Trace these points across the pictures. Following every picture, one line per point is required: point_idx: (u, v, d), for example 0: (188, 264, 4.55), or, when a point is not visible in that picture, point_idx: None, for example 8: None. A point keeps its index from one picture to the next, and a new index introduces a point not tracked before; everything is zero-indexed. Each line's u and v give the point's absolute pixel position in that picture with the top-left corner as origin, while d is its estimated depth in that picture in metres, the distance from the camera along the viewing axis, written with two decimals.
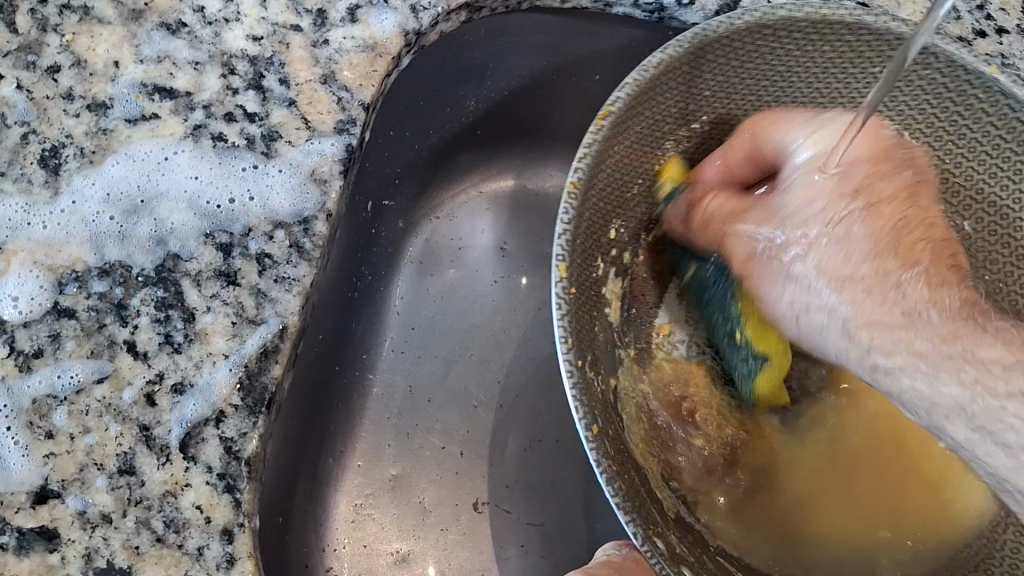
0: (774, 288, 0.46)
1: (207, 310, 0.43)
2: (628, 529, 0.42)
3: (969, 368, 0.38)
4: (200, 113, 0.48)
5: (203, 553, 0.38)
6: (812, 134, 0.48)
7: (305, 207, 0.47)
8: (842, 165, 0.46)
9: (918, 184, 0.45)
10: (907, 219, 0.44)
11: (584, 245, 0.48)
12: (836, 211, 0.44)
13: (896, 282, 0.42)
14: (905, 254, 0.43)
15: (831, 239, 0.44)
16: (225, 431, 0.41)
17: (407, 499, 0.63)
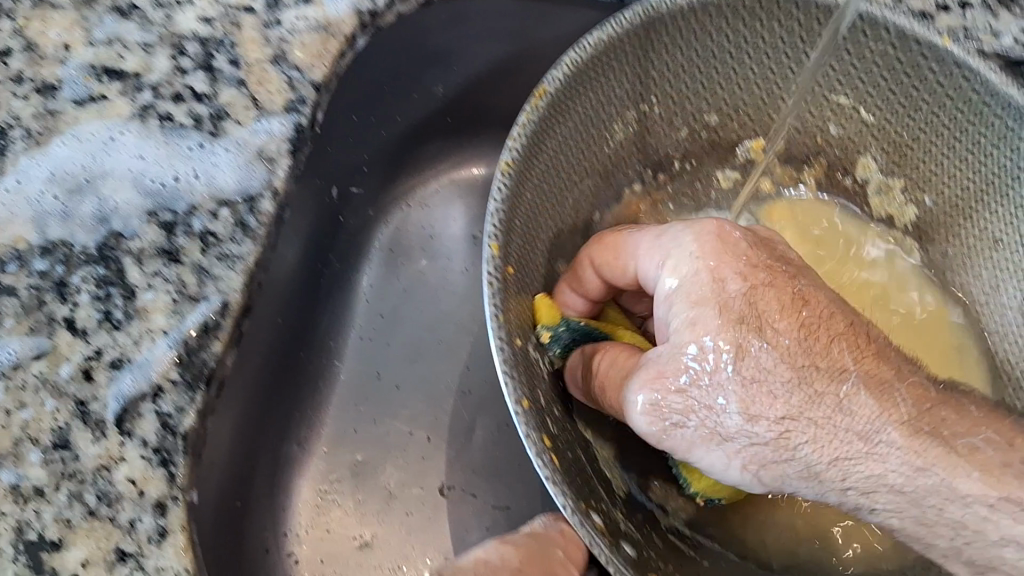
0: (703, 438, 0.40)
1: (148, 287, 0.43)
2: (558, 502, 0.40)
3: (952, 505, 0.39)
4: (148, 94, 0.48)
5: (135, 526, 0.38)
6: (679, 237, 0.44)
7: (251, 186, 0.46)
8: (715, 285, 0.41)
9: (800, 281, 0.42)
10: (811, 321, 0.40)
11: (522, 228, 0.47)
12: (737, 344, 0.39)
13: (838, 402, 0.39)
14: (828, 362, 0.40)
15: (743, 375, 0.39)
16: (162, 407, 0.40)
17: (372, 484, 0.63)
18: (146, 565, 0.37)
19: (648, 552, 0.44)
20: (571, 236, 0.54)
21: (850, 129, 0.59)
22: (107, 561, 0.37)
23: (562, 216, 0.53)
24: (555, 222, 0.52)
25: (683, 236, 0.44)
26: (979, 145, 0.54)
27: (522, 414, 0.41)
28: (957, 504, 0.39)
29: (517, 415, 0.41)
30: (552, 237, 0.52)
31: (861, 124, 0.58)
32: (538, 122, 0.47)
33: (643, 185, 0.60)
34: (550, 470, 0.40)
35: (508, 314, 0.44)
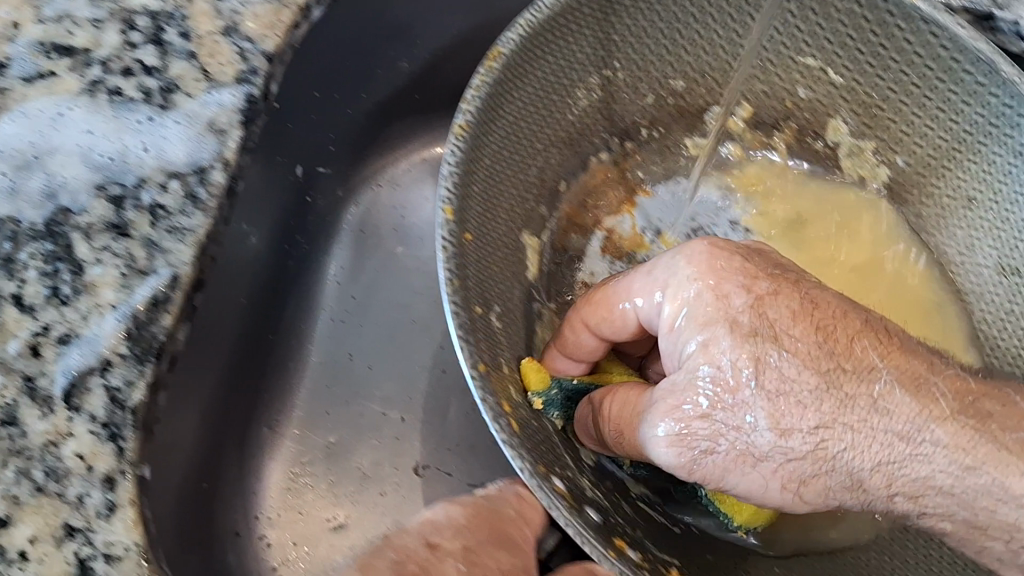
0: (736, 458, 0.38)
1: (96, 262, 0.42)
2: (516, 466, 0.39)
3: (1004, 506, 0.38)
4: (98, 69, 0.47)
5: (84, 502, 0.37)
6: (674, 262, 0.42)
7: (201, 157, 0.46)
8: (719, 306, 0.39)
9: (802, 285, 0.41)
10: (825, 323, 0.39)
11: (480, 195, 0.46)
12: (753, 360, 0.38)
13: (872, 404, 0.38)
14: (856, 363, 0.38)
15: (765, 390, 0.38)
16: (111, 380, 0.40)
17: (345, 465, 0.62)
18: (95, 540, 0.37)
19: (615, 518, 0.44)
20: (536, 205, 0.53)
21: (820, 92, 0.57)
22: (54, 537, 0.36)
23: (525, 184, 0.52)
24: (517, 190, 0.51)
25: (677, 261, 0.42)
26: (949, 102, 0.52)
27: (477, 377, 0.40)
28: (1011, 506, 0.38)
29: (472, 379, 0.40)
30: (515, 204, 0.51)
31: (830, 87, 0.57)
32: (493, 86, 0.46)
33: (608, 153, 0.59)
34: (507, 434, 0.39)
35: (468, 281, 0.43)
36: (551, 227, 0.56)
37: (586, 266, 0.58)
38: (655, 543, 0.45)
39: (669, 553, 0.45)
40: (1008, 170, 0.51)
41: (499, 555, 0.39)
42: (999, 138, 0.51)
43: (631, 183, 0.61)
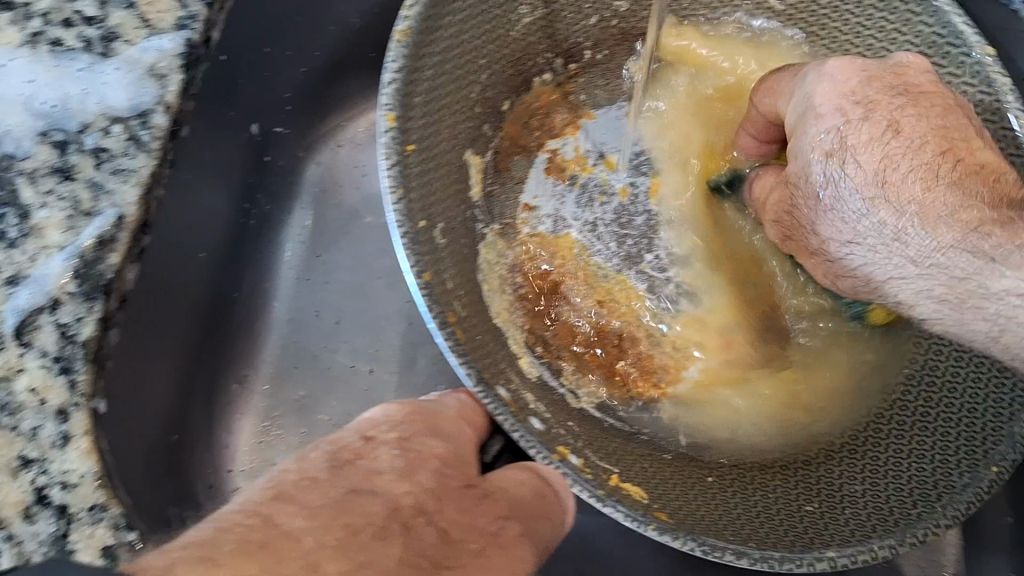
0: (818, 247, 0.49)
1: (41, 206, 0.42)
2: (462, 372, 0.42)
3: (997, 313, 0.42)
4: (38, 21, 0.46)
5: (37, 433, 0.38)
6: (820, 69, 0.47)
7: (142, 101, 0.46)
8: (814, 112, 0.47)
9: (903, 111, 0.45)
10: (894, 152, 0.44)
11: (422, 108, 0.47)
12: (822, 176, 0.46)
13: (899, 224, 0.44)
14: (897, 187, 0.44)
15: (825, 205, 0.46)
16: (60, 318, 0.40)
17: (314, 418, 0.62)
18: (50, 469, 0.37)
19: (558, 429, 0.47)
20: (477, 122, 0.55)
21: (758, 15, 0.60)
22: (10, 468, 0.37)
23: (466, 103, 0.53)
24: (459, 107, 0.52)
25: (814, 71, 0.48)
26: (884, 32, 0.55)
27: (423, 288, 0.42)
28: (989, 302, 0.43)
29: (420, 289, 0.42)
30: (454, 122, 0.51)
31: (772, 12, 0.59)
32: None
33: (552, 74, 0.61)
34: (453, 341, 0.42)
35: (411, 195, 0.44)
36: (493, 146, 0.58)
37: (528, 190, 0.60)
38: (598, 453, 0.48)
39: (607, 460, 0.48)
40: None
41: (432, 441, 0.36)
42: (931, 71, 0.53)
43: (573, 105, 0.62)
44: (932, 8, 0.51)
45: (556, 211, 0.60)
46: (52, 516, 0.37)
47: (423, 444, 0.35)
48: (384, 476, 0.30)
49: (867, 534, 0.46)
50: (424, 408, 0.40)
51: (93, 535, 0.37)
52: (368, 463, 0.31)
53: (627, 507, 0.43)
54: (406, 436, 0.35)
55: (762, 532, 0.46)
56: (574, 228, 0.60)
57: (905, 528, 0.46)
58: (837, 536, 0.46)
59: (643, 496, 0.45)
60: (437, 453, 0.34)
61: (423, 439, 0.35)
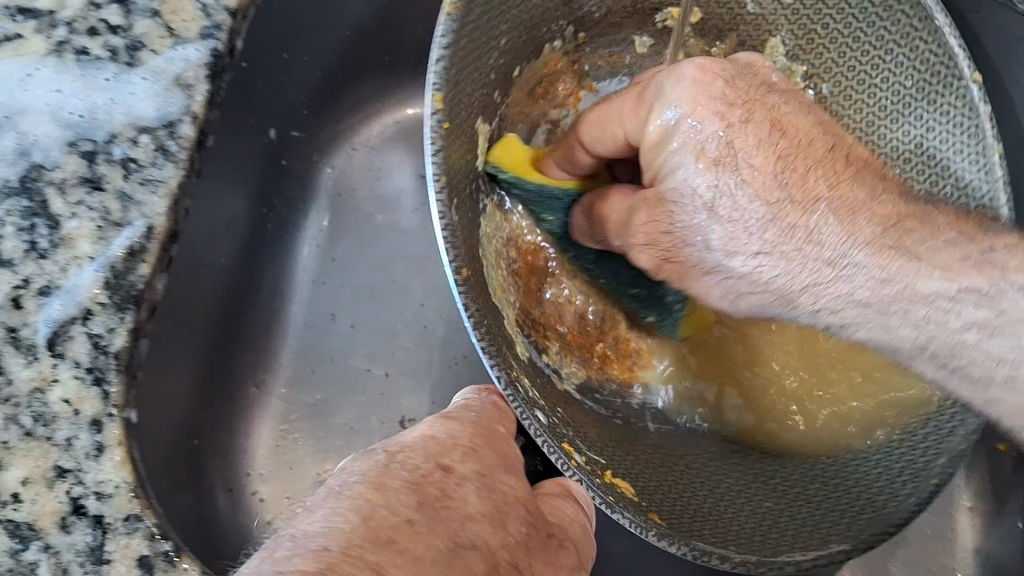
0: (704, 275, 0.46)
1: (71, 216, 0.43)
2: (493, 373, 0.43)
3: (918, 305, 0.44)
4: (63, 30, 0.47)
5: (72, 444, 0.39)
6: (665, 85, 0.45)
7: (171, 111, 0.46)
8: (700, 97, 0.44)
9: (778, 112, 0.45)
10: (786, 154, 0.44)
11: (456, 77, 0.45)
12: (707, 181, 0.43)
13: (806, 206, 0.44)
14: (804, 194, 0.44)
15: (722, 205, 0.43)
16: (93, 328, 0.41)
17: (331, 422, 0.63)
18: (85, 480, 0.38)
19: (559, 420, 0.47)
20: (491, 89, 0.52)
21: (767, 7, 0.58)
22: (46, 478, 0.38)
23: (485, 67, 0.50)
24: (480, 73, 0.49)
25: (665, 76, 0.46)
26: (881, 41, 0.55)
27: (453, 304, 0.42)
28: (923, 307, 0.45)
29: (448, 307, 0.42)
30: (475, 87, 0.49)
31: (778, 6, 0.58)
32: None
33: (563, 42, 0.59)
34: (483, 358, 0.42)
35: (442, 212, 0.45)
36: (500, 111, 0.55)
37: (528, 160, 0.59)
38: (588, 443, 0.48)
39: (594, 449, 0.48)
40: (908, 104, 0.55)
41: (510, 479, 0.36)
42: (924, 90, 0.54)
43: (578, 76, 0.63)
44: (933, 26, 0.51)
45: None
46: (88, 526, 0.37)
47: (502, 483, 0.36)
48: (480, 523, 0.32)
49: (826, 535, 0.50)
50: (483, 428, 0.41)
51: (129, 545, 0.38)
52: (458, 504, 0.32)
53: (632, 515, 0.44)
54: (485, 470, 0.36)
55: (733, 530, 0.49)
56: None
57: (856, 533, 0.50)
58: (800, 535, 0.49)
59: (631, 491, 0.46)
60: (520, 497, 0.36)
61: (500, 477, 0.36)
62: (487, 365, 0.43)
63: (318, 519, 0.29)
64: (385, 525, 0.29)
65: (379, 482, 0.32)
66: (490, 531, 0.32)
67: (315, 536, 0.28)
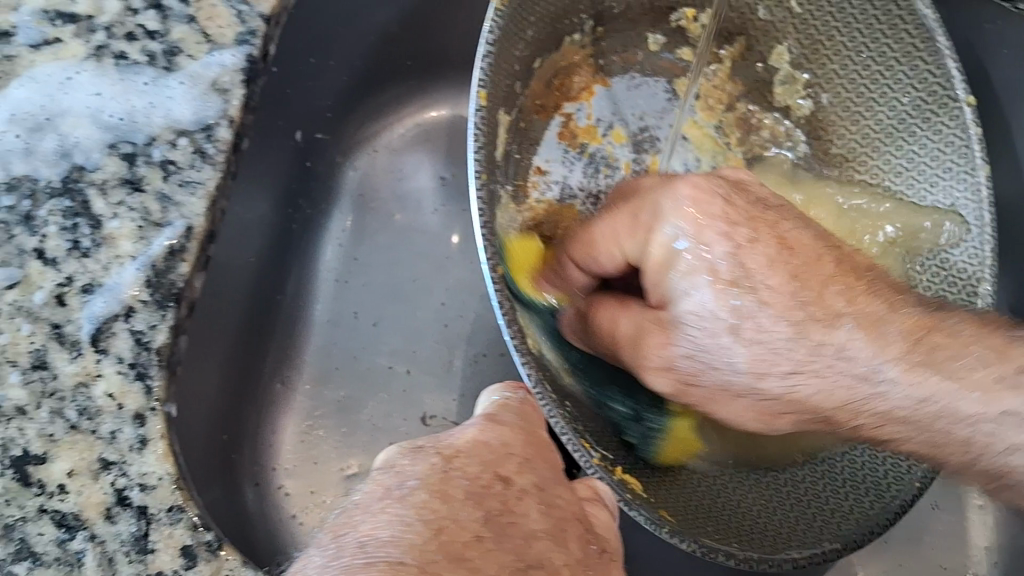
0: (723, 396, 0.44)
1: (113, 216, 0.44)
2: (524, 371, 0.45)
3: (958, 426, 0.42)
4: (102, 34, 0.48)
5: (116, 437, 0.40)
6: (669, 207, 0.43)
7: (207, 115, 0.48)
8: (698, 234, 0.42)
9: (779, 226, 0.43)
10: (801, 270, 0.42)
11: (493, 66, 0.47)
12: (722, 301, 0.41)
13: (820, 338, 0.41)
14: (824, 311, 0.41)
15: (739, 334, 0.41)
16: (135, 325, 0.42)
17: (356, 418, 0.64)
18: (129, 471, 0.39)
19: (574, 412, 0.49)
20: (516, 82, 0.53)
21: (778, 16, 0.60)
22: (91, 470, 0.39)
23: (514, 60, 0.51)
24: (510, 65, 0.51)
25: (660, 194, 0.44)
26: (884, 57, 0.56)
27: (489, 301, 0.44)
28: (954, 399, 0.41)
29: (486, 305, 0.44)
30: (505, 75, 0.50)
31: (787, 13, 0.59)
32: None
33: (582, 35, 0.60)
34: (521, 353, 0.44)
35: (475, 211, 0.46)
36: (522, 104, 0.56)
37: (542, 152, 0.61)
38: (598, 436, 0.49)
39: (608, 447, 0.49)
40: (902, 125, 0.57)
41: (559, 489, 0.38)
42: (920, 108, 0.55)
43: (594, 69, 0.63)
44: (933, 47, 0.53)
45: (564, 177, 0.62)
46: (133, 516, 0.38)
47: (557, 495, 0.37)
48: (541, 540, 0.33)
49: (818, 534, 0.51)
50: (528, 431, 0.41)
51: (172, 534, 0.39)
52: (521, 521, 0.34)
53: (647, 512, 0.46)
54: (542, 484, 0.37)
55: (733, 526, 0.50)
56: (579, 198, 0.62)
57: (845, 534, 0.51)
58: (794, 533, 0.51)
59: (639, 488, 0.48)
60: (576, 512, 0.37)
61: (552, 489, 0.37)
62: (520, 362, 0.45)
63: (383, 524, 0.31)
64: (453, 541, 0.31)
65: (440, 490, 0.34)
66: (553, 550, 0.33)
67: (383, 545, 0.30)
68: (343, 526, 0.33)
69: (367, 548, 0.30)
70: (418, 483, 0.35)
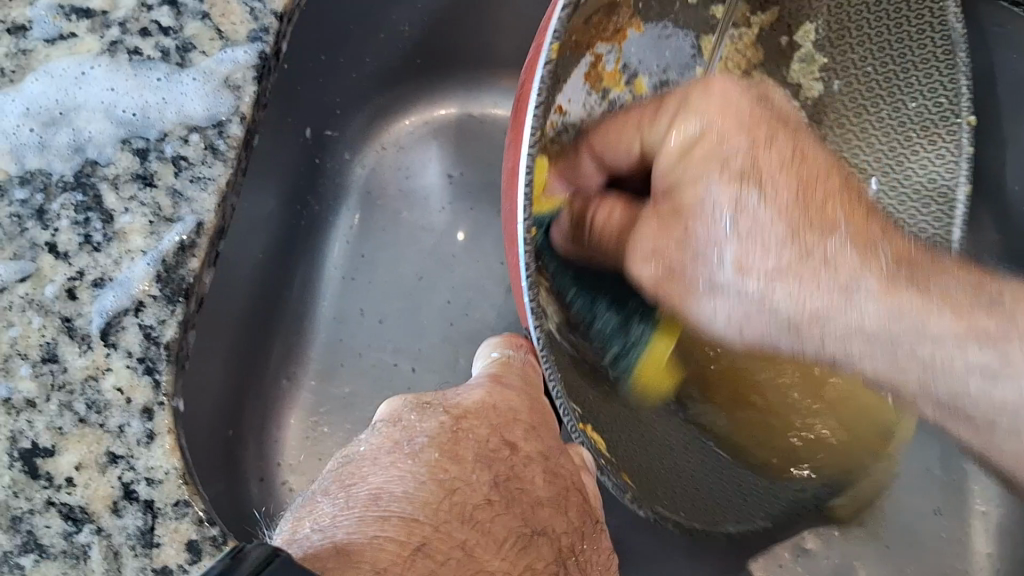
0: (699, 298, 0.45)
1: (125, 211, 0.44)
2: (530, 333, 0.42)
3: (936, 352, 0.41)
4: (116, 30, 0.48)
5: (124, 430, 0.40)
6: (693, 118, 0.44)
7: (219, 111, 0.48)
8: (716, 142, 0.43)
9: (799, 140, 0.44)
10: (809, 180, 0.42)
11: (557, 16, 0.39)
12: (733, 201, 0.42)
13: (824, 256, 0.41)
14: (821, 219, 0.42)
15: (743, 228, 0.42)
16: (145, 319, 0.42)
17: (361, 415, 0.64)
18: (136, 465, 0.39)
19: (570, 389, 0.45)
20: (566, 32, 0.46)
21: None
22: (99, 463, 0.39)
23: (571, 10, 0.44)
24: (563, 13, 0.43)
25: (695, 95, 0.45)
26: (903, 54, 0.57)
27: None
28: (930, 344, 0.41)
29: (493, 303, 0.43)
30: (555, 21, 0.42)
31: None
32: None
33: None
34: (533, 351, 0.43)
35: None
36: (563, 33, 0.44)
37: (566, 93, 0.53)
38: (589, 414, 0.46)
39: (577, 397, 0.46)
40: (903, 125, 0.59)
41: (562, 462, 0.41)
42: (920, 109, 0.58)
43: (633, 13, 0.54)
44: (953, 59, 0.56)
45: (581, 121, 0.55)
46: (139, 510, 0.39)
47: (562, 466, 0.41)
48: (544, 509, 0.38)
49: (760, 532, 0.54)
50: (534, 396, 0.44)
51: (178, 529, 0.39)
52: (530, 488, 0.38)
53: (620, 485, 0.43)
54: (547, 452, 0.41)
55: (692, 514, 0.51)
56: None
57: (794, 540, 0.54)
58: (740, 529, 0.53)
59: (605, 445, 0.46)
60: (576, 481, 0.41)
61: (557, 460, 0.41)
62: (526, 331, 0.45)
63: (393, 480, 0.36)
64: (464, 502, 0.36)
65: (451, 450, 0.38)
66: (556, 518, 0.38)
67: (395, 499, 0.35)
68: (349, 477, 0.36)
69: (379, 501, 0.35)
70: (427, 440, 0.38)
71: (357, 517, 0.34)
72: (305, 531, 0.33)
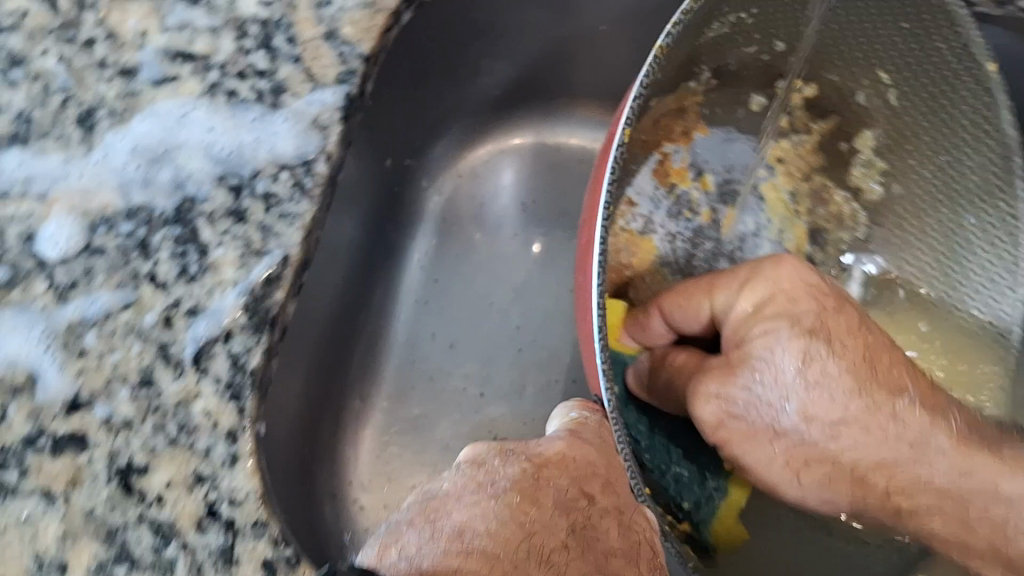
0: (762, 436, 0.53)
1: (218, 244, 0.47)
2: None
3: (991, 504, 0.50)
4: (216, 73, 0.52)
5: (210, 452, 0.43)
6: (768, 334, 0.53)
7: (308, 151, 0.51)
8: (789, 306, 0.54)
9: (831, 315, 0.54)
10: (866, 360, 0.52)
11: None
12: (792, 356, 0.52)
13: (890, 412, 0.51)
14: (885, 383, 0.52)
15: (809, 387, 0.51)
16: (232, 347, 0.45)
17: (432, 438, 0.66)
18: (220, 486, 0.42)
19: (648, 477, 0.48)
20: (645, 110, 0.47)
21: (875, 103, 0.65)
22: (187, 483, 0.42)
23: None
24: None
25: (774, 272, 0.56)
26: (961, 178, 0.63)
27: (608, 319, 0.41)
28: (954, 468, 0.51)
29: None
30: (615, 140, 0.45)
31: (884, 104, 0.65)
32: None
33: None
34: None
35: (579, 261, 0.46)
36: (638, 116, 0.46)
37: None
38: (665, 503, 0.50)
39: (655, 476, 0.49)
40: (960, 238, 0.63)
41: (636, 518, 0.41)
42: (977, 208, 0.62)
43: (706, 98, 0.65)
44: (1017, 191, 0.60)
45: None
46: (221, 528, 0.41)
47: (640, 520, 0.41)
48: (617, 559, 0.37)
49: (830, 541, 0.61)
50: (607, 451, 0.45)
51: (256, 548, 0.41)
52: (602, 537, 0.38)
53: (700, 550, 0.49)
54: (622, 507, 0.41)
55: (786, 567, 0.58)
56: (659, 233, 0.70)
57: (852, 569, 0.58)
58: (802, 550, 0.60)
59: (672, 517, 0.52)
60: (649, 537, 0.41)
61: (634, 512, 0.41)
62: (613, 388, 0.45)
63: (475, 516, 0.36)
64: (542, 544, 0.35)
65: (531, 495, 0.38)
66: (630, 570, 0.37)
67: (477, 535, 0.35)
68: (433, 510, 0.37)
69: (464, 536, 0.35)
70: (509, 484, 0.39)
71: (440, 548, 0.34)
72: (393, 558, 0.34)
